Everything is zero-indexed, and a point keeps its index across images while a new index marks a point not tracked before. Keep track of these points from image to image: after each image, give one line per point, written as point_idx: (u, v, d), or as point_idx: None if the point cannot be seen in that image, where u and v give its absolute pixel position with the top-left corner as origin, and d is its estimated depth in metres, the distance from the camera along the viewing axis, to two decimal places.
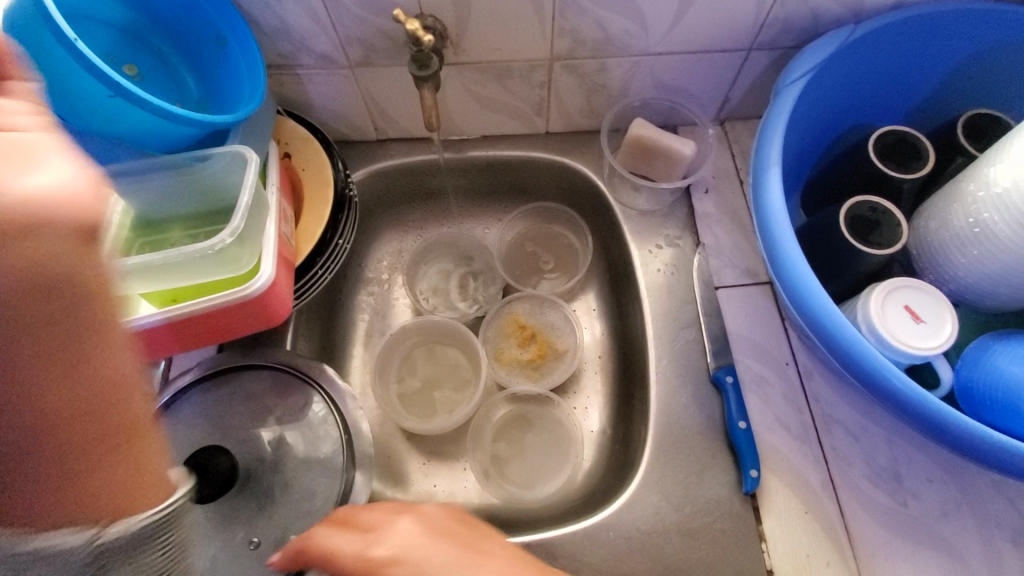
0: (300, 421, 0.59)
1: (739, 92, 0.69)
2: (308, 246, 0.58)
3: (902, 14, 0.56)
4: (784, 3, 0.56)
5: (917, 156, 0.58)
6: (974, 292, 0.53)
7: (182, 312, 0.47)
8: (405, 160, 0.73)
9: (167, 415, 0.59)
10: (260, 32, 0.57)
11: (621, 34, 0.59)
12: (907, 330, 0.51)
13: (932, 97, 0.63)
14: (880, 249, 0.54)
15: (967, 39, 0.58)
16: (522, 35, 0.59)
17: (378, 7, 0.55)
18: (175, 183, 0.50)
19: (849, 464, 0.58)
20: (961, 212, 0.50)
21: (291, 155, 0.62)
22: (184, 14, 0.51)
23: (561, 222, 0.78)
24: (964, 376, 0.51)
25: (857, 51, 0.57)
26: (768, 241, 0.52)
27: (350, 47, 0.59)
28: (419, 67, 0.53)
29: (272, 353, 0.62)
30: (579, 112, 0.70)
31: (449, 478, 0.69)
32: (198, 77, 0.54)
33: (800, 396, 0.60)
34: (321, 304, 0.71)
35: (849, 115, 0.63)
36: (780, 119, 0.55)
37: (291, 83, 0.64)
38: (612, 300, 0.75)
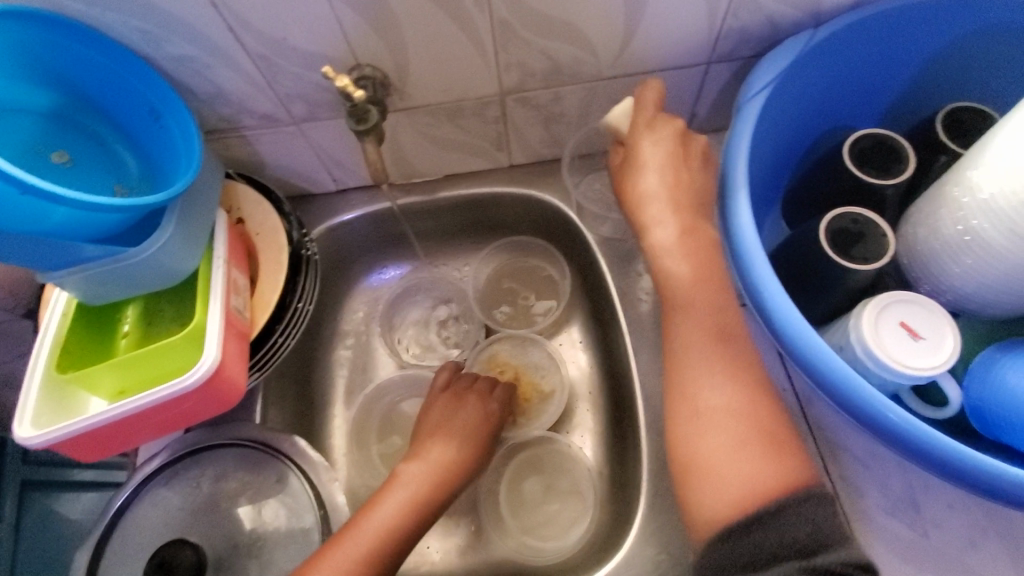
0: (274, 497, 0.57)
1: (705, 105, 0.65)
2: (264, 315, 0.55)
3: (863, 14, 0.53)
4: (736, 12, 0.53)
5: (896, 158, 0.54)
6: (972, 301, 0.49)
7: (126, 405, 0.46)
8: (367, 210, 0.71)
9: (137, 504, 0.57)
10: (196, 99, 0.56)
11: (570, 62, 0.57)
12: (903, 349, 0.47)
13: (906, 92, 0.60)
14: (867, 264, 0.50)
15: (934, 32, 0.55)
16: (468, 75, 0.57)
17: (309, 61, 0.53)
18: (110, 272, 0.47)
19: (863, 495, 0.53)
20: (949, 218, 0.45)
21: (244, 220, 0.60)
22: (109, 87, 0.50)
23: (538, 255, 0.75)
24: (974, 395, 0.47)
25: (821, 55, 0.54)
26: (739, 269, 0.48)
27: (293, 104, 0.57)
28: (358, 120, 0.51)
29: (240, 429, 0.59)
30: (541, 142, 0.68)
31: (443, 538, 0.64)
32: (138, 155, 0.53)
33: (802, 425, 0.56)
34: (294, 367, 0.68)
35: (819, 119, 0.60)
36: (743, 137, 0.51)
37: (239, 144, 0.62)
38: (597, 332, 0.71)
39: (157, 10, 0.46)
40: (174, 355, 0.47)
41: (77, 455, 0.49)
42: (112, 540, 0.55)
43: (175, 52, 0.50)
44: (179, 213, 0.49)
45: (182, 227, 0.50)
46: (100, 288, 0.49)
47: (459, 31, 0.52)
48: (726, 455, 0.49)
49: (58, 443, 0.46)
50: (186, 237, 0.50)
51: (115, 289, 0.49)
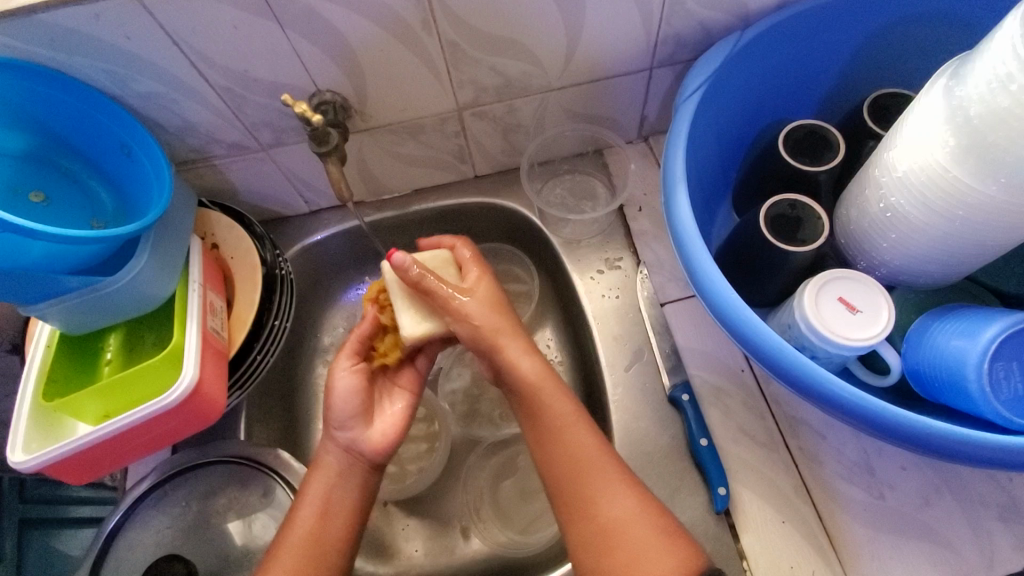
0: (264, 509, 0.59)
1: (654, 107, 0.69)
2: (242, 334, 0.58)
3: (787, 14, 0.57)
4: (670, 20, 0.57)
5: (828, 146, 0.58)
6: (905, 273, 0.52)
7: (110, 428, 0.48)
8: (339, 227, 0.73)
9: (128, 527, 0.58)
10: (166, 133, 0.58)
11: (520, 75, 0.60)
12: (844, 322, 0.50)
13: (838, 84, 0.65)
14: (806, 245, 0.53)
15: (854, 27, 0.59)
16: (425, 93, 0.60)
17: (271, 90, 0.56)
18: (89, 302, 0.50)
19: (820, 463, 0.56)
20: (873, 197, 0.49)
21: (219, 245, 0.62)
22: (80, 127, 0.53)
23: (506, 258, 0.78)
24: (912, 359, 0.51)
25: (752, 54, 0.58)
26: (686, 259, 0.51)
27: (259, 132, 0.60)
28: (320, 143, 0.54)
29: (226, 446, 0.61)
30: (501, 152, 0.71)
31: (430, 539, 0.66)
32: (112, 190, 0.56)
33: (762, 402, 0.59)
34: (277, 384, 0.70)
35: (759, 114, 0.64)
36: (683, 135, 0.55)
37: (210, 172, 0.64)
38: (568, 330, 0.74)
39: (123, 52, 0.49)
40: (154, 376, 0.49)
41: (67, 479, 0.50)
42: (106, 562, 0.57)
43: (143, 90, 0.53)
44: (153, 241, 0.52)
45: (157, 255, 0.52)
46: (79, 318, 0.51)
47: (412, 53, 0.55)
48: (619, 514, 0.46)
49: (46, 469, 0.48)
50: (162, 262, 0.53)
51: (93, 318, 0.52)
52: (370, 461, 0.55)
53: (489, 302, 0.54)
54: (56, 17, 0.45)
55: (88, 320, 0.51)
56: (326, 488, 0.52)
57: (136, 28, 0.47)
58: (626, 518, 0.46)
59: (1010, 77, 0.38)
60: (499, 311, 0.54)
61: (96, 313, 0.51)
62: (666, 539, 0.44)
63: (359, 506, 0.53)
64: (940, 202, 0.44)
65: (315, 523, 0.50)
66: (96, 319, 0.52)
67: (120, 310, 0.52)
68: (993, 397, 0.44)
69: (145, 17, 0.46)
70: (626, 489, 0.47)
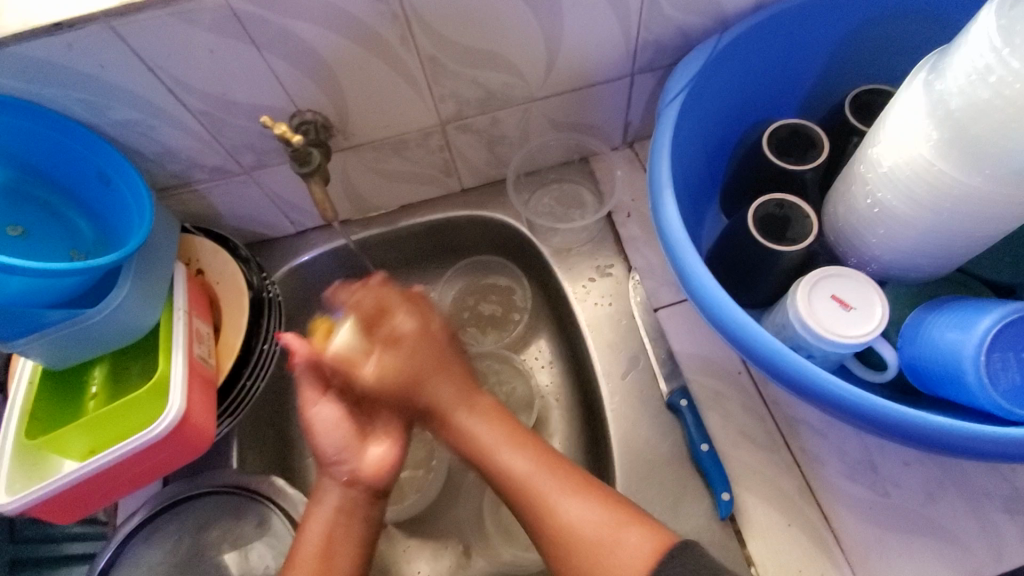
0: (259, 538, 0.58)
1: (637, 113, 0.69)
2: (230, 360, 0.57)
3: (763, 15, 0.57)
4: (648, 26, 0.57)
5: (812, 144, 0.58)
6: (897, 268, 0.52)
7: (97, 464, 0.47)
8: (326, 247, 0.73)
9: (119, 566, 0.57)
10: (147, 160, 0.58)
11: (501, 87, 0.60)
12: (839, 319, 0.50)
13: (818, 83, 0.65)
14: (795, 244, 0.53)
15: (831, 25, 0.60)
16: (406, 109, 0.60)
17: (250, 112, 0.55)
18: (71, 336, 0.49)
19: (823, 463, 0.55)
20: (860, 193, 0.49)
21: (204, 271, 0.61)
22: (58, 159, 0.52)
23: (495, 271, 0.78)
24: (908, 353, 0.50)
25: (731, 57, 0.58)
26: (676, 263, 0.50)
27: (241, 154, 0.59)
28: (302, 163, 0.54)
29: (219, 476, 0.60)
30: (487, 164, 0.70)
31: (432, 560, 0.65)
32: (92, 221, 0.55)
33: (761, 404, 0.58)
34: (270, 409, 0.69)
35: (742, 115, 0.64)
36: (667, 138, 0.54)
37: (193, 197, 0.63)
38: (563, 339, 0.73)
39: (97, 81, 0.48)
40: (141, 409, 0.48)
41: (55, 519, 0.49)
42: None
43: (120, 118, 0.53)
44: (136, 271, 0.51)
45: (139, 283, 0.51)
46: (62, 353, 0.50)
47: (392, 70, 0.55)
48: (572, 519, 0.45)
49: (32, 510, 0.47)
50: (147, 289, 0.52)
51: (77, 352, 0.50)
52: (371, 488, 0.51)
53: (415, 349, 0.53)
54: (27, 48, 0.44)
55: (69, 355, 0.50)
56: (326, 526, 0.48)
57: (110, 57, 0.47)
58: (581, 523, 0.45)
59: (989, 69, 0.38)
60: (417, 354, 0.53)
61: (79, 347, 0.50)
62: (625, 524, 0.44)
63: (367, 540, 0.49)
64: (926, 195, 0.44)
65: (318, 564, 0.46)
66: (80, 352, 0.51)
67: (104, 342, 0.51)
68: (992, 388, 0.43)
69: (120, 45, 0.46)
70: (556, 476, 0.48)
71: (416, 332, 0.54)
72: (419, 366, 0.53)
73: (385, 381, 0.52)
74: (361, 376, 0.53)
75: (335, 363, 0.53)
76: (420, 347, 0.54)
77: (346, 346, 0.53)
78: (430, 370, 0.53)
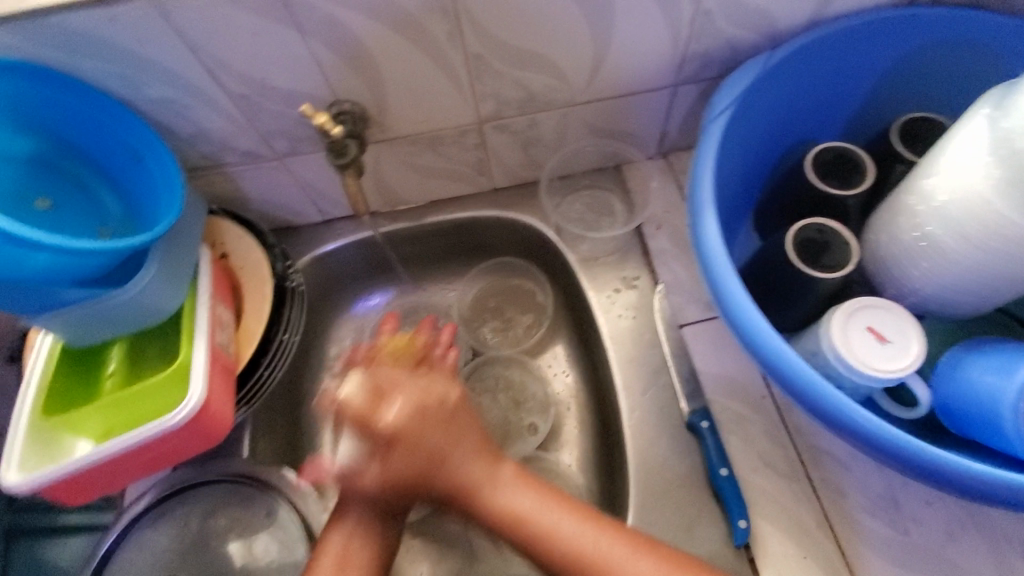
0: (267, 528, 0.57)
1: (675, 124, 0.68)
2: (250, 349, 0.56)
3: (817, 34, 0.55)
4: (698, 37, 0.56)
5: (857, 170, 0.57)
6: (936, 303, 0.51)
7: (112, 448, 0.46)
8: (350, 238, 0.72)
9: (124, 547, 0.56)
10: (179, 139, 0.57)
11: (543, 89, 0.59)
12: (874, 353, 0.49)
13: (864, 106, 0.64)
14: (834, 271, 0.52)
15: (884, 49, 0.58)
16: (445, 105, 0.58)
17: (288, 98, 0.54)
18: (93, 315, 0.48)
19: (844, 496, 0.54)
20: (907, 225, 0.48)
21: (228, 254, 0.60)
22: (90, 133, 0.51)
23: (518, 274, 0.77)
24: (942, 393, 0.49)
25: (780, 75, 0.57)
26: (713, 285, 0.49)
27: (274, 140, 0.59)
28: (337, 155, 0.53)
29: (230, 463, 0.59)
30: (520, 165, 0.69)
31: (436, 562, 0.64)
32: (120, 198, 0.54)
33: (783, 431, 0.57)
34: (283, 398, 0.68)
35: (785, 134, 0.63)
36: (711, 155, 0.53)
37: (222, 180, 0.62)
38: (582, 348, 0.72)
39: (137, 56, 0.47)
40: (160, 394, 0.48)
41: (66, 500, 0.48)
42: None
43: (157, 95, 0.52)
44: (162, 255, 0.50)
45: (165, 267, 0.50)
46: (82, 331, 0.49)
47: (435, 65, 0.54)
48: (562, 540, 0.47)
49: (43, 489, 0.46)
50: (172, 272, 0.51)
51: (98, 331, 0.50)
52: (383, 508, 0.51)
53: (435, 378, 0.53)
54: (71, 20, 0.43)
55: (90, 333, 0.50)
56: (343, 540, 0.50)
57: (153, 34, 0.46)
58: (590, 547, 0.46)
59: None
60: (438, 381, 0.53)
61: (99, 326, 0.49)
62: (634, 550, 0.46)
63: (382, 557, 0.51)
64: (978, 233, 0.43)
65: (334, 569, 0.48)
66: (100, 332, 0.50)
67: (126, 323, 0.50)
68: None
69: (164, 22, 0.45)
70: (571, 509, 0.49)
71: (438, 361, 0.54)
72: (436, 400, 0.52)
73: (404, 465, 0.48)
74: (382, 422, 0.49)
75: (357, 424, 0.50)
76: (439, 376, 0.53)
77: (361, 396, 0.50)
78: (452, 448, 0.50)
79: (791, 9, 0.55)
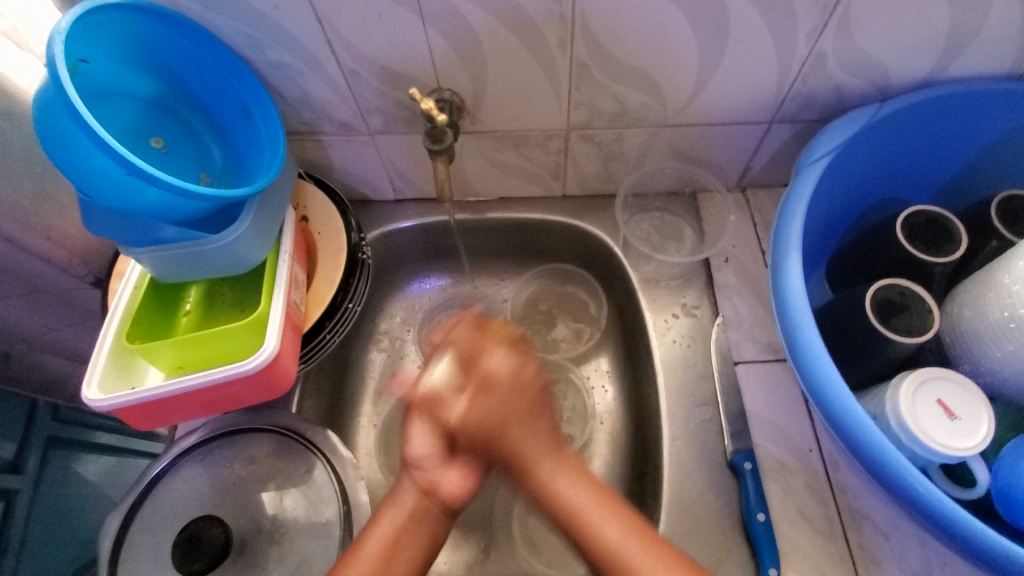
0: (302, 484, 0.59)
1: (761, 160, 0.67)
2: (317, 311, 0.58)
3: (931, 93, 0.54)
4: (805, 79, 0.55)
5: (948, 238, 0.55)
6: (1013, 388, 0.49)
7: (185, 382, 0.48)
8: (420, 221, 0.73)
9: (170, 477, 0.59)
10: (284, 103, 0.60)
11: (638, 107, 0.59)
12: (941, 428, 0.47)
13: (963, 173, 0.62)
14: (911, 337, 0.51)
15: (998, 118, 0.56)
16: (540, 108, 0.59)
17: (393, 79, 0.56)
18: (186, 255, 0.51)
19: (880, 565, 0.53)
20: (997, 304, 0.47)
21: (308, 219, 0.63)
22: (209, 84, 0.54)
23: (575, 282, 0.77)
24: (1002, 480, 0.48)
25: (884, 129, 0.56)
26: (786, 329, 0.49)
27: (370, 117, 0.61)
28: (434, 141, 0.54)
29: (277, 417, 0.62)
30: (597, 177, 0.70)
31: (453, 549, 0.65)
32: (224, 148, 0.56)
33: (826, 487, 0.56)
34: (332, 363, 0.70)
35: (876, 189, 0.62)
36: (801, 199, 0.53)
37: (313, 146, 0.65)
38: (627, 368, 0.72)
39: (265, 20, 0.50)
40: (235, 340, 0.50)
41: (132, 423, 0.51)
42: (143, 509, 0.57)
43: (274, 59, 0.54)
44: (256, 209, 0.52)
45: (258, 221, 0.53)
46: (173, 268, 0.52)
47: (540, 68, 0.55)
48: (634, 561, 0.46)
49: (116, 409, 0.49)
50: (263, 227, 0.53)
51: (186, 270, 0.52)
52: (444, 504, 0.52)
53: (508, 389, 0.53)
54: None
55: (178, 272, 0.52)
56: (395, 528, 0.50)
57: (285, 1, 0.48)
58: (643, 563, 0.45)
59: None
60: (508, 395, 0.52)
61: (189, 266, 0.52)
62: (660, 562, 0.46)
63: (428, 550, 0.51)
64: None
65: (380, 564, 0.48)
66: (188, 271, 0.53)
67: (213, 268, 0.53)
68: None
69: None
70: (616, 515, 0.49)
71: (509, 377, 0.53)
72: (508, 416, 0.52)
73: (482, 414, 0.52)
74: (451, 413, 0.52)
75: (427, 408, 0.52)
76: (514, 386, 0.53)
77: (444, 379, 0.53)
78: (513, 423, 0.52)
79: (907, 64, 0.54)
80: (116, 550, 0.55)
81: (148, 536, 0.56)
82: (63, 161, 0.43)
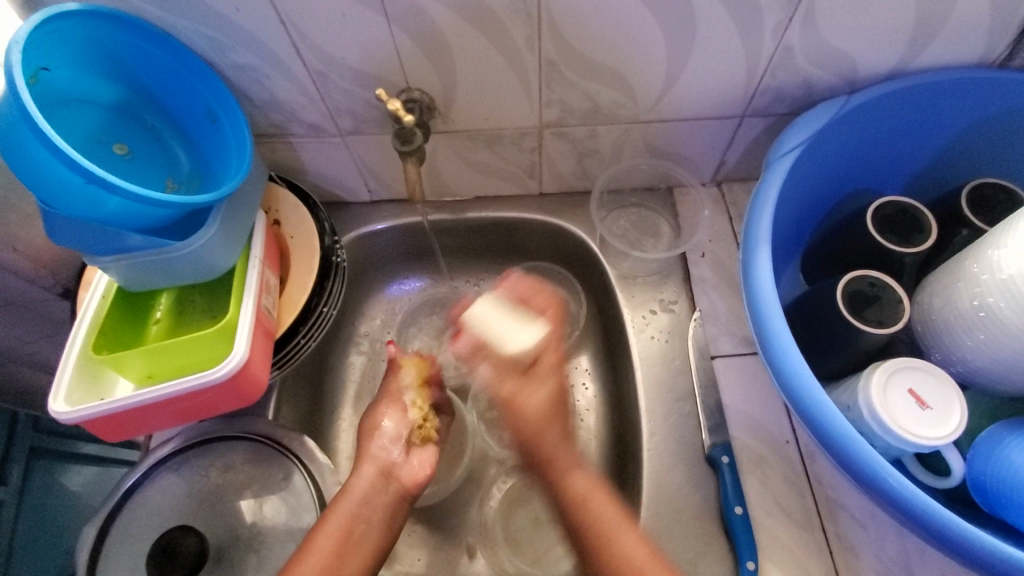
0: (279, 491, 0.58)
1: (734, 155, 0.67)
2: (291, 316, 0.57)
3: (898, 85, 0.54)
4: (774, 73, 0.55)
5: (918, 228, 0.56)
6: (983, 376, 0.50)
7: (153, 392, 0.48)
8: (396, 222, 0.73)
9: (145, 488, 0.58)
10: (252, 105, 0.59)
11: (610, 104, 0.59)
12: (912, 416, 0.48)
13: (932, 164, 0.62)
14: (881, 327, 0.51)
15: (964, 109, 0.57)
16: (511, 106, 0.59)
17: (362, 80, 0.55)
18: (153, 263, 0.50)
19: (856, 554, 0.53)
20: (966, 293, 0.47)
21: (281, 222, 0.62)
22: (173, 88, 0.53)
23: (554, 280, 0.77)
24: (977, 468, 0.48)
25: (852, 122, 0.56)
26: (758, 323, 0.49)
27: (340, 118, 0.60)
28: (403, 141, 0.54)
29: (253, 423, 0.61)
30: (572, 174, 0.70)
31: (436, 551, 0.65)
32: (191, 154, 0.56)
33: (803, 479, 0.56)
34: (310, 368, 0.70)
35: (847, 181, 0.62)
36: (771, 192, 0.53)
37: (285, 149, 0.64)
38: (607, 364, 0.72)
39: (227, 21, 0.49)
40: (205, 348, 0.49)
41: (101, 435, 0.50)
42: (118, 520, 0.56)
43: (239, 61, 0.53)
44: (224, 214, 0.52)
45: (226, 227, 0.52)
46: (140, 276, 0.51)
47: (509, 66, 0.54)
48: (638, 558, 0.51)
49: (84, 423, 0.48)
50: (231, 232, 0.53)
51: (154, 278, 0.52)
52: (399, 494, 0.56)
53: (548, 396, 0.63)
54: None
55: (146, 280, 0.51)
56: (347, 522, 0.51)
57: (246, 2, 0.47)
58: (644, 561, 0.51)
59: None
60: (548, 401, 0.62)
61: (157, 274, 0.51)
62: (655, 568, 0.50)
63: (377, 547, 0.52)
64: None
65: (334, 560, 0.49)
66: (157, 279, 0.52)
67: (181, 275, 0.52)
68: None
69: None
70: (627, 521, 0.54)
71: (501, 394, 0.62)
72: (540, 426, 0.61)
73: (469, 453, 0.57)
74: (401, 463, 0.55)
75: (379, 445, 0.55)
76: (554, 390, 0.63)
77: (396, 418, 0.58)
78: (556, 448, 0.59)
79: (874, 56, 0.54)
80: (90, 564, 0.54)
81: (123, 548, 0.55)
82: (22, 171, 0.42)
